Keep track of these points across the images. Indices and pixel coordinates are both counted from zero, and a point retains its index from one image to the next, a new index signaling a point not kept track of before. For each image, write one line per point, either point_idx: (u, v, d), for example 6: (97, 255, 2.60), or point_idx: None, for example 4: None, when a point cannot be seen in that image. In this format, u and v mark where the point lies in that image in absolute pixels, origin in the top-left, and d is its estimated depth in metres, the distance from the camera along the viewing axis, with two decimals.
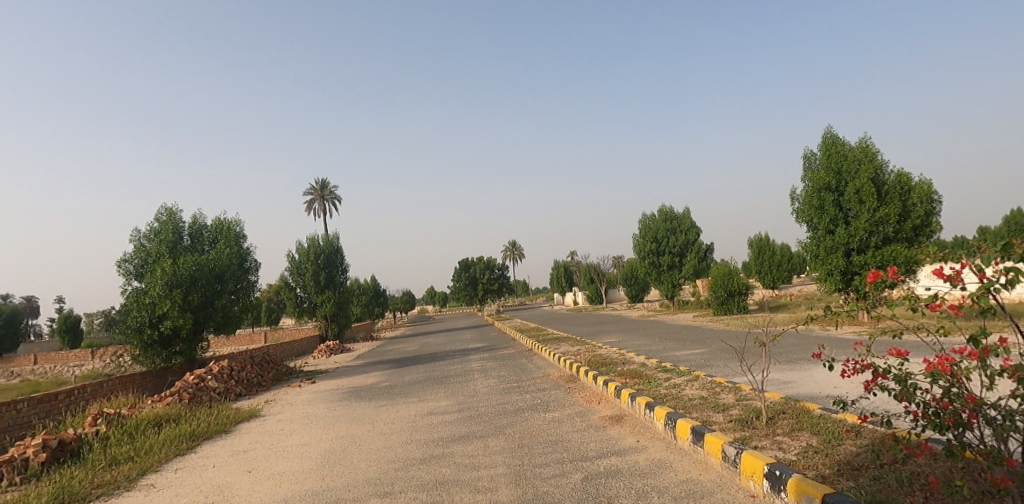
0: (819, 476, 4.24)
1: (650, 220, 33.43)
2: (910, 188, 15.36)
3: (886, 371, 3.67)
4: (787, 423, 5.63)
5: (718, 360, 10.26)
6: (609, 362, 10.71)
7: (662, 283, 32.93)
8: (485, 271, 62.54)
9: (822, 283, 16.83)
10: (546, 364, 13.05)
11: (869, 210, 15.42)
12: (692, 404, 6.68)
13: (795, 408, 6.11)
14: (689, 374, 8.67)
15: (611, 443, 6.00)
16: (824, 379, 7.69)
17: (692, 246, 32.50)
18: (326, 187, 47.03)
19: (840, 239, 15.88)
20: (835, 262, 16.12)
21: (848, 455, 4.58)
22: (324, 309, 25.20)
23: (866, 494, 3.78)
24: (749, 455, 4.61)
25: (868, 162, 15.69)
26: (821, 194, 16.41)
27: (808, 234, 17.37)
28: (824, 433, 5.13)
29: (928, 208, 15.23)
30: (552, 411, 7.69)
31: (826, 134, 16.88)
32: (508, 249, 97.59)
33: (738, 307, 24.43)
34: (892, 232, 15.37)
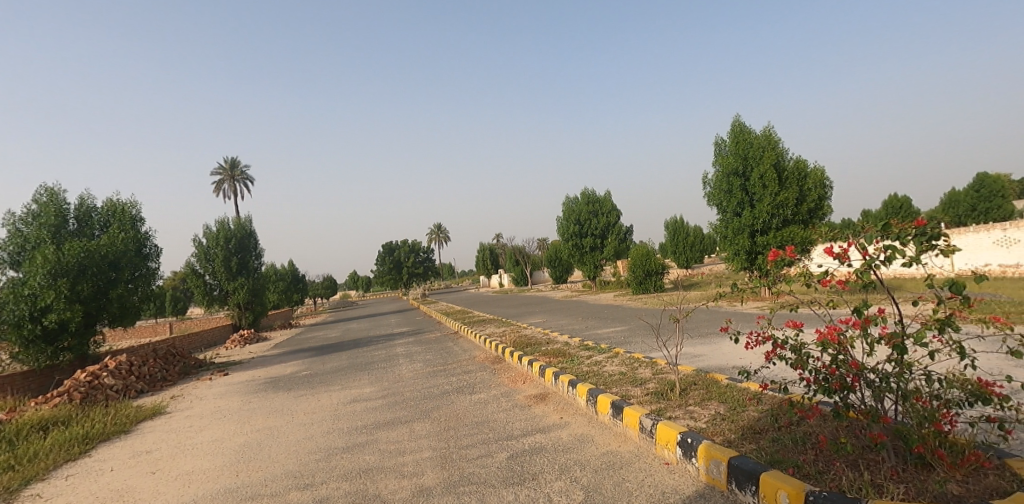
0: (725, 441, 4.57)
1: (573, 203, 34.11)
2: (805, 174, 16.65)
3: (784, 341, 3.99)
4: (699, 393, 5.99)
5: (636, 337, 10.73)
6: (533, 342, 10.92)
7: (584, 264, 33.82)
8: (409, 254, 61.69)
9: (730, 262, 17.88)
10: (471, 346, 13.13)
11: (772, 194, 16.52)
12: (612, 380, 6.96)
13: (705, 379, 6.50)
14: (610, 351, 8.99)
15: (536, 420, 6.16)
16: (731, 351, 8.24)
17: (613, 228, 33.60)
18: (236, 166, 44.29)
19: (746, 221, 16.88)
20: (742, 243, 17.13)
21: (751, 420, 4.96)
22: (237, 297, 23.96)
23: (766, 455, 4.12)
24: (663, 425, 4.88)
25: (771, 149, 16.80)
26: (730, 179, 17.36)
27: (718, 217, 18.35)
28: (730, 401, 5.52)
29: (822, 192, 16.55)
30: (478, 393, 7.76)
31: (734, 121, 17.83)
32: (432, 232, 96.43)
33: (655, 287, 25.55)
34: (791, 214, 16.56)
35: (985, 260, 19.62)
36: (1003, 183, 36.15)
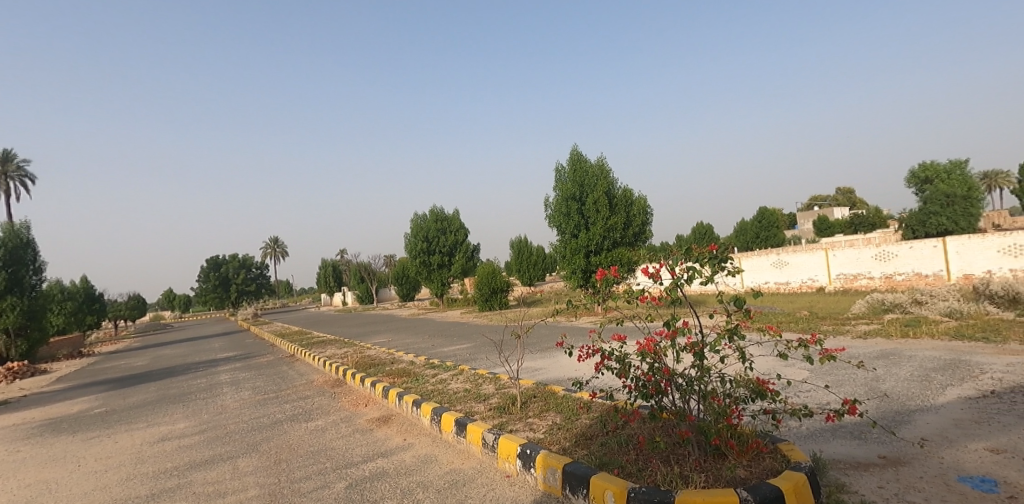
0: (560, 449, 4.89)
1: (421, 220, 33.94)
2: (631, 201, 18.62)
3: (611, 352, 4.42)
4: (538, 405, 6.33)
5: (481, 353, 10.98)
6: (377, 363, 10.66)
7: (431, 281, 33.74)
8: (239, 270, 56.61)
9: (568, 280, 19.07)
10: (308, 369, 12.41)
11: (604, 218, 18.08)
12: (456, 397, 7.06)
13: (543, 391, 6.89)
14: (455, 369, 9.10)
15: (379, 444, 6.04)
16: (567, 364, 8.82)
17: (460, 246, 34.12)
18: (10, 160, 37.40)
19: (582, 242, 18.14)
20: (578, 262, 18.35)
21: (583, 427, 5.36)
22: (6, 320, 20.07)
23: (595, 459, 4.49)
24: (505, 438, 5.07)
25: (603, 178, 18.45)
26: (568, 203, 18.59)
27: (557, 237, 19.49)
28: (565, 411, 5.92)
29: (644, 218, 18.63)
30: (314, 420, 7.37)
31: (572, 150, 19.24)
32: (268, 247, 89.65)
33: (499, 304, 26.34)
34: (619, 237, 18.27)
35: (765, 279, 23.18)
36: (778, 215, 43.37)
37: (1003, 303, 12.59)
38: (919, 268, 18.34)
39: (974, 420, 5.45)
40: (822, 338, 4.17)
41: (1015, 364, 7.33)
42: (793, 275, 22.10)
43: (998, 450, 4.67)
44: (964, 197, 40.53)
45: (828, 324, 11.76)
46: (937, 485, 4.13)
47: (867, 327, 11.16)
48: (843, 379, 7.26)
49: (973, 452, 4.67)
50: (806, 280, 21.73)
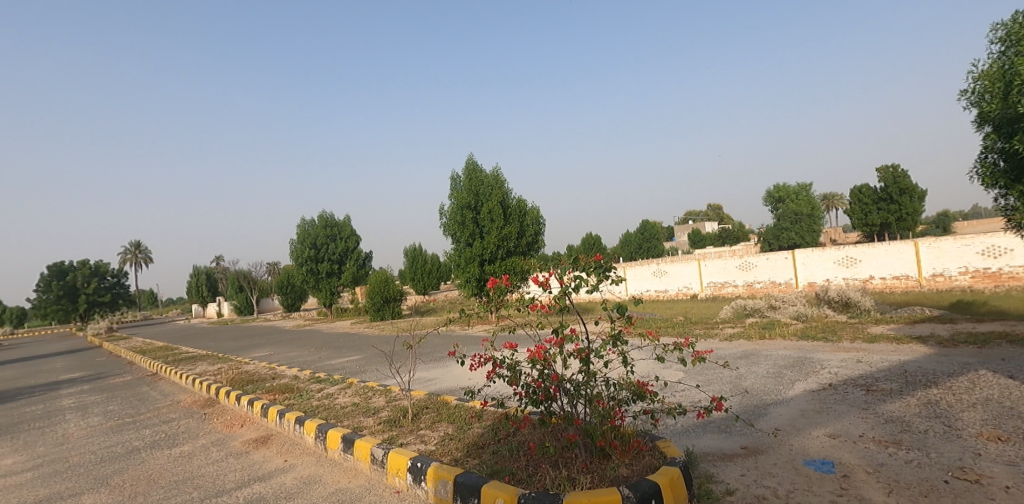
0: (451, 460, 4.86)
1: (309, 226, 32.37)
2: (525, 212, 19.11)
3: (502, 361, 4.48)
4: (429, 417, 6.25)
5: (371, 365, 10.65)
6: (256, 379, 9.98)
7: (319, 290, 32.21)
8: (92, 279, 50.54)
9: (463, 289, 19.01)
10: (174, 389, 11.33)
11: (498, 227, 18.32)
12: (344, 412, 6.79)
13: (435, 402, 6.81)
14: (342, 382, 8.75)
15: (256, 468, 5.65)
16: (459, 373, 8.79)
17: (351, 254, 33.01)
18: None
19: (477, 251, 18.26)
20: (472, 270, 18.36)
21: (475, 436, 5.37)
22: None
23: (487, 468, 4.52)
24: (394, 453, 4.95)
25: (498, 187, 18.74)
26: (463, 211, 18.61)
27: (451, 246, 19.42)
28: (457, 421, 5.90)
29: (537, 228, 19.23)
30: (179, 446, 6.74)
31: (468, 159, 19.31)
32: (129, 253, 80.94)
33: (391, 313, 25.71)
34: (513, 246, 18.60)
35: (646, 286, 24.58)
36: (657, 228, 46.43)
37: (839, 307, 14.39)
38: (774, 277, 20.47)
39: (817, 410, 6.15)
40: (694, 341, 4.49)
41: (849, 359, 8.39)
42: (671, 283, 23.68)
43: (835, 435, 5.31)
44: (810, 214, 45.80)
45: (700, 329, 12.73)
46: (787, 469, 4.62)
47: (732, 330, 12.24)
48: (712, 379, 7.90)
49: (816, 438, 5.28)
50: (682, 288, 23.38)
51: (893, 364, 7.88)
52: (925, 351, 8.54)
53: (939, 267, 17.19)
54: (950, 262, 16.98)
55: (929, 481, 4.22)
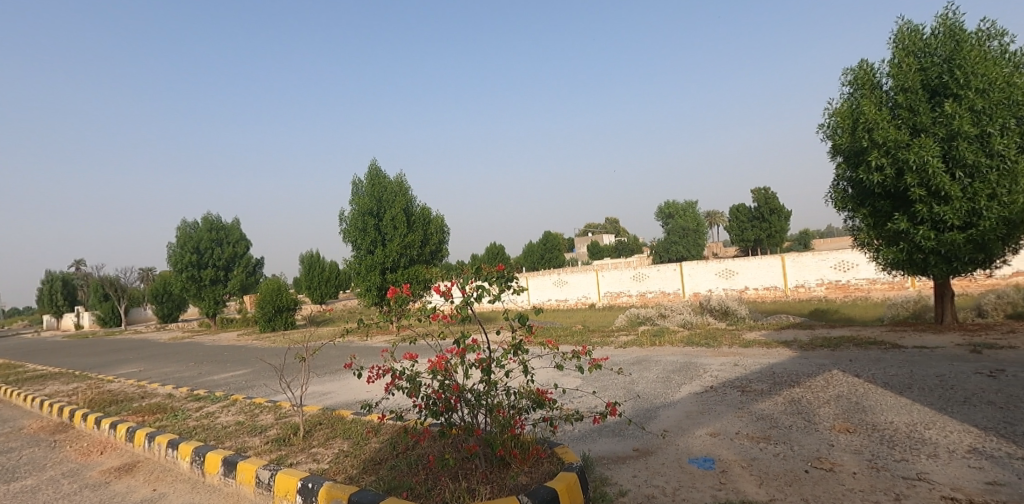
0: (346, 478, 4.64)
1: (191, 228, 29.91)
2: (429, 220, 18.94)
3: (402, 372, 4.35)
4: (323, 433, 5.94)
5: (259, 380, 9.97)
6: (122, 399, 8.99)
7: (201, 299, 29.82)
8: None
9: (363, 298, 18.37)
10: (19, 413, 9.93)
11: (401, 235, 17.96)
12: (226, 432, 6.28)
13: (330, 417, 6.49)
14: (225, 400, 8.10)
15: (119, 499, 5.06)
16: (355, 387, 8.45)
17: (239, 260, 30.90)
18: None
19: (378, 259, 17.67)
20: (373, 279, 17.79)
21: (372, 451, 5.17)
22: None
23: (384, 484, 4.36)
24: (282, 474, 4.64)
25: (401, 194, 18.40)
26: (365, 218, 18.06)
27: (351, 253, 18.75)
28: (353, 437, 5.65)
29: (440, 237, 19.11)
30: (22, 479, 5.89)
31: (370, 165, 18.78)
32: None
33: (283, 324, 24.29)
34: (416, 254, 18.30)
35: (547, 296, 25.07)
36: (559, 239, 47.76)
37: (719, 315, 15.54)
38: (664, 288, 21.73)
39: (700, 411, 6.57)
40: (591, 348, 4.61)
41: (727, 363, 9.07)
42: (571, 293, 24.39)
43: (716, 434, 5.68)
44: (696, 229, 49.17)
45: (597, 337, 13.18)
46: (674, 468, 4.87)
47: (626, 338, 12.81)
48: (607, 385, 8.21)
49: (699, 437, 5.62)
50: (581, 297, 24.15)
51: (764, 366, 8.61)
52: (790, 354, 9.43)
53: (800, 279, 19.12)
54: (809, 274, 18.94)
55: (793, 472, 4.62)
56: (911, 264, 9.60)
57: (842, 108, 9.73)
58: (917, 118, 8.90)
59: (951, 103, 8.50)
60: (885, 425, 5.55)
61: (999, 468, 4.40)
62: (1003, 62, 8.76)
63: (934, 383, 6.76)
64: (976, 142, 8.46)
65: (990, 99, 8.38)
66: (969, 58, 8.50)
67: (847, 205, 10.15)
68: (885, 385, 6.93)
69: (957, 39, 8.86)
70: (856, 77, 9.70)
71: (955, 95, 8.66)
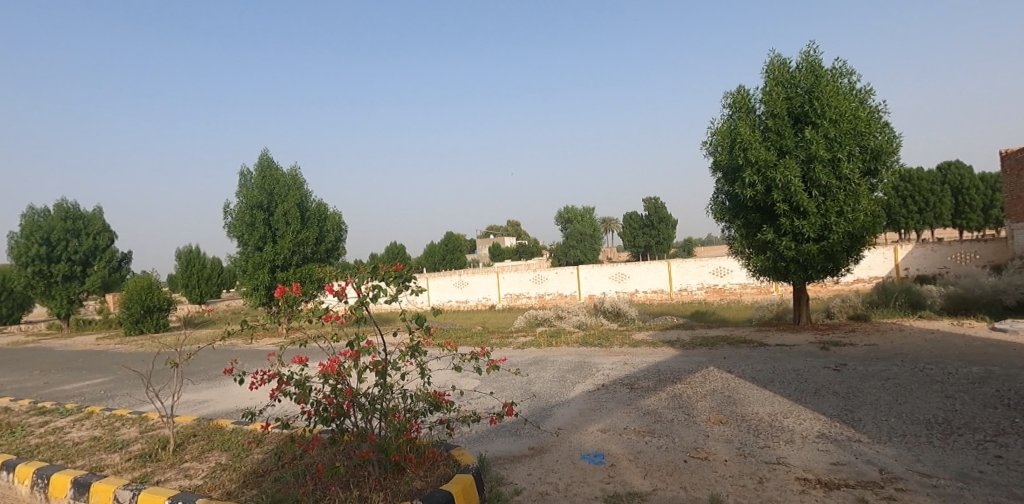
0: (223, 494, 4.26)
1: (41, 217, 26.36)
2: (326, 216, 18.25)
3: (290, 377, 4.07)
4: (197, 446, 5.43)
5: (123, 389, 8.97)
6: None
7: (52, 297, 26.42)
8: None
9: (249, 298, 17.14)
10: None
11: (294, 231, 17.03)
12: (78, 450, 5.56)
13: (205, 428, 5.96)
14: (80, 412, 7.19)
15: None
16: (237, 394, 7.84)
17: (100, 253, 27.94)
18: None
19: (267, 256, 16.58)
20: (262, 277, 16.65)
21: (254, 464, 4.81)
22: None
23: (266, 498, 4.06)
24: (147, 493, 4.17)
25: (295, 189, 17.47)
26: (253, 211, 16.81)
27: (237, 249, 17.44)
28: (232, 449, 5.22)
29: (337, 234, 18.48)
30: None
31: (261, 155, 17.61)
32: None
33: (154, 326, 22.13)
34: (310, 252, 17.48)
35: (447, 297, 24.80)
36: (460, 240, 47.61)
37: (612, 317, 16.22)
38: (561, 290, 22.34)
39: (592, 408, 6.78)
40: (489, 349, 4.58)
41: (618, 362, 9.47)
42: (471, 294, 24.34)
43: (606, 430, 5.89)
44: (592, 234, 51.09)
45: (495, 338, 13.25)
46: (566, 464, 4.98)
47: (524, 339, 12.97)
48: (505, 385, 8.27)
49: (590, 434, 5.79)
50: (481, 299, 24.17)
51: (650, 365, 9.08)
52: (673, 352, 10.03)
53: (684, 283, 20.47)
54: (692, 279, 20.33)
55: (673, 462, 4.89)
56: (775, 271, 10.56)
57: (722, 127, 10.50)
58: (782, 141, 9.81)
59: (810, 130, 9.49)
60: (752, 416, 6.04)
61: (842, 449, 4.92)
62: (852, 96, 9.87)
63: (793, 376, 7.47)
64: (830, 165, 9.50)
65: (840, 129, 9.43)
66: (825, 90, 9.53)
67: (724, 217, 10.97)
68: (753, 379, 7.56)
69: (817, 72, 9.86)
70: (734, 100, 10.50)
71: (813, 122, 9.65)
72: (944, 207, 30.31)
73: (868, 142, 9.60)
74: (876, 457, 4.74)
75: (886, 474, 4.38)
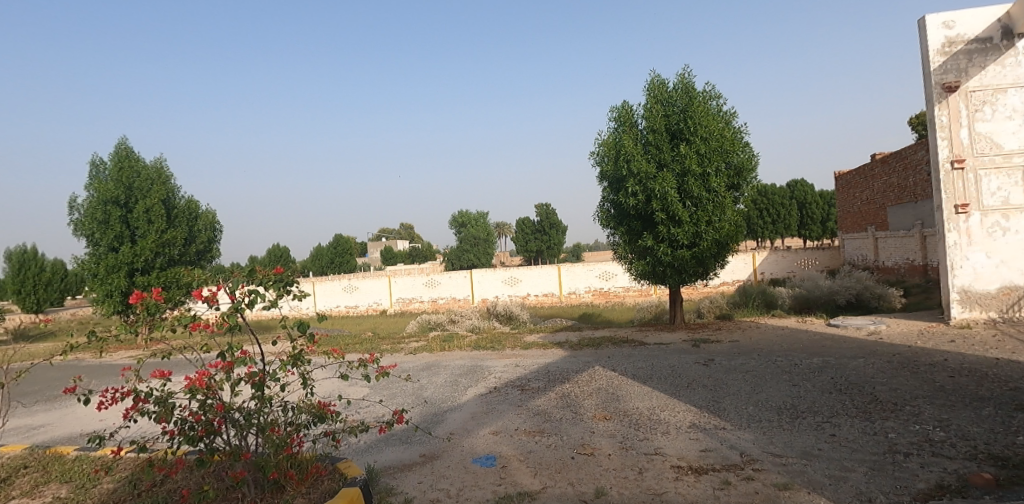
0: None
1: None
2: (196, 214, 16.91)
3: (148, 393, 3.61)
4: (30, 479, 4.70)
5: None
6: None
7: None
8: None
9: (99, 305, 15.18)
10: None
11: (157, 231, 15.42)
12: None
13: (42, 457, 5.18)
14: None
15: None
16: (83, 415, 6.91)
17: None
18: None
19: (125, 258, 14.85)
20: (117, 282, 14.88)
21: (103, 495, 4.23)
22: None
23: None
24: None
25: (160, 183, 15.90)
26: (107, 207, 15.02)
27: (85, 250, 15.44)
28: (75, 479, 4.57)
29: (209, 234, 17.18)
30: None
31: (118, 144, 15.79)
32: None
33: None
34: (177, 254, 15.98)
35: (335, 302, 23.70)
36: (350, 242, 45.90)
37: (504, 320, 16.39)
38: (455, 294, 22.23)
39: (484, 411, 6.75)
40: (378, 356, 4.39)
41: (509, 364, 9.54)
42: (361, 299, 23.46)
43: (497, 432, 5.88)
44: (485, 239, 51.46)
45: (386, 344, 12.85)
46: (458, 469, 4.90)
47: (416, 344, 12.68)
48: (395, 392, 8.02)
49: (482, 437, 5.75)
50: (372, 304, 23.36)
51: (541, 366, 9.24)
52: (562, 353, 10.30)
53: (573, 286, 21.20)
54: (580, 282, 21.12)
55: (561, 460, 4.97)
56: (654, 275, 11.19)
57: (608, 140, 10.97)
58: (661, 155, 10.44)
59: (684, 146, 10.20)
60: (633, 411, 6.32)
61: (710, 437, 5.28)
62: (721, 117, 10.76)
63: (669, 372, 7.94)
64: (701, 179, 10.27)
65: (710, 146, 10.23)
66: (697, 111, 10.30)
67: (609, 224, 11.46)
68: (635, 376, 7.93)
69: (690, 93, 10.62)
70: (619, 115, 11.03)
71: (687, 139, 10.38)
72: (792, 219, 34.03)
73: (732, 159, 10.49)
74: (738, 442, 5.13)
75: (746, 457, 4.75)
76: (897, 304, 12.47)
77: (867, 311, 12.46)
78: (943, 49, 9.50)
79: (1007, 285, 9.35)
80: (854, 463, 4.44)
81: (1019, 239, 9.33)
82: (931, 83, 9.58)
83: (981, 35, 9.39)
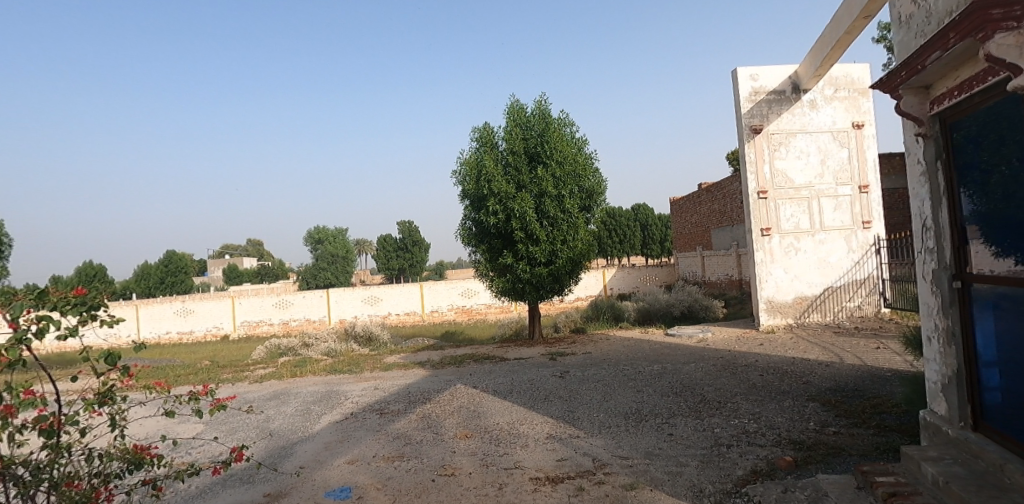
0: None
1: None
2: None
3: None
4: None
5: None
6: None
7: None
8: None
9: None
10: None
11: None
12: None
13: None
14: None
15: None
16: None
17: None
18: None
19: None
20: None
21: None
22: None
23: None
24: None
25: None
26: None
27: None
28: None
29: None
30: None
31: None
32: None
33: None
34: None
35: (166, 328, 21.11)
36: (186, 260, 41.27)
37: (363, 341, 15.75)
38: (309, 315, 20.93)
39: (338, 440, 6.37)
40: (212, 387, 3.90)
41: (367, 388, 9.14)
42: (197, 324, 21.17)
43: (354, 461, 5.56)
44: (344, 256, 49.40)
45: (227, 373, 11.66)
46: None
47: (263, 371, 11.68)
48: (236, 427, 7.28)
49: (336, 468, 5.41)
50: (211, 328, 21.17)
51: (400, 387, 8.96)
52: (423, 373, 10.10)
53: (434, 305, 21.04)
54: (442, 301, 21.03)
55: (421, 483, 4.83)
56: (514, 292, 11.45)
57: (469, 159, 11.10)
58: (520, 176, 10.78)
59: (541, 169, 10.64)
60: (492, 427, 6.35)
61: (565, 446, 5.46)
62: (574, 143, 11.42)
63: (528, 386, 8.14)
64: (557, 200, 10.78)
65: (565, 170, 10.80)
66: (553, 136, 10.83)
67: (470, 242, 11.55)
68: (495, 392, 8.00)
69: (547, 119, 11.15)
70: (480, 135, 11.24)
71: (544, 162, 10.84)
72: (636, 238, 37.07)
73: (584, 183, 11.14)
74: (590, 448, 5.37)
75: (597, 462, 4.98)
76: (720, 314, 14.04)
77: (697, 321, 13.84)
78: (751, 97, 10.97)
79: (801, 295, 10.92)
80: (688, 459, 4.85)
81: (807, 257, 10.96)
82: (742, 125, 11.01)
83: (778, 88, 10.98)
